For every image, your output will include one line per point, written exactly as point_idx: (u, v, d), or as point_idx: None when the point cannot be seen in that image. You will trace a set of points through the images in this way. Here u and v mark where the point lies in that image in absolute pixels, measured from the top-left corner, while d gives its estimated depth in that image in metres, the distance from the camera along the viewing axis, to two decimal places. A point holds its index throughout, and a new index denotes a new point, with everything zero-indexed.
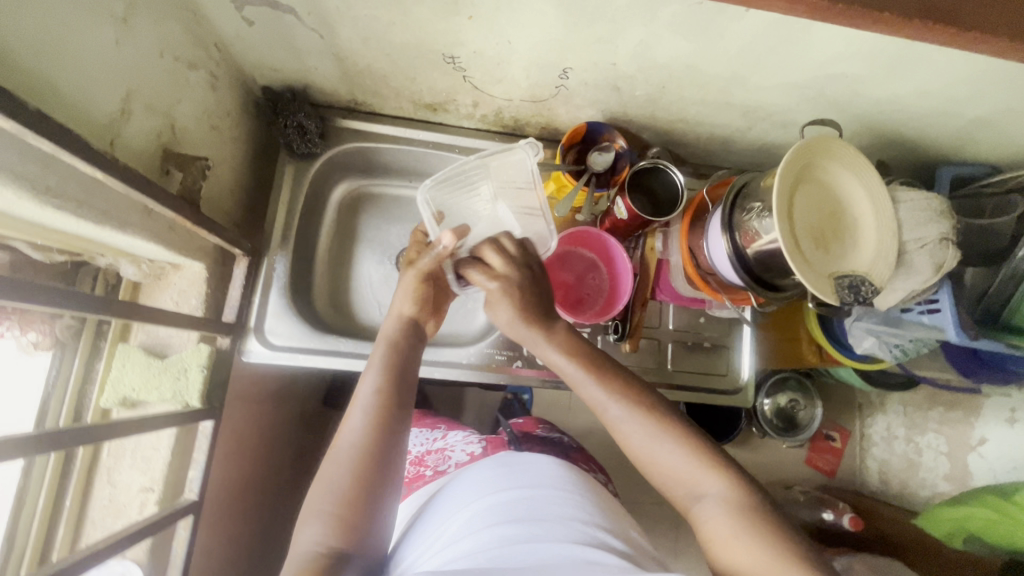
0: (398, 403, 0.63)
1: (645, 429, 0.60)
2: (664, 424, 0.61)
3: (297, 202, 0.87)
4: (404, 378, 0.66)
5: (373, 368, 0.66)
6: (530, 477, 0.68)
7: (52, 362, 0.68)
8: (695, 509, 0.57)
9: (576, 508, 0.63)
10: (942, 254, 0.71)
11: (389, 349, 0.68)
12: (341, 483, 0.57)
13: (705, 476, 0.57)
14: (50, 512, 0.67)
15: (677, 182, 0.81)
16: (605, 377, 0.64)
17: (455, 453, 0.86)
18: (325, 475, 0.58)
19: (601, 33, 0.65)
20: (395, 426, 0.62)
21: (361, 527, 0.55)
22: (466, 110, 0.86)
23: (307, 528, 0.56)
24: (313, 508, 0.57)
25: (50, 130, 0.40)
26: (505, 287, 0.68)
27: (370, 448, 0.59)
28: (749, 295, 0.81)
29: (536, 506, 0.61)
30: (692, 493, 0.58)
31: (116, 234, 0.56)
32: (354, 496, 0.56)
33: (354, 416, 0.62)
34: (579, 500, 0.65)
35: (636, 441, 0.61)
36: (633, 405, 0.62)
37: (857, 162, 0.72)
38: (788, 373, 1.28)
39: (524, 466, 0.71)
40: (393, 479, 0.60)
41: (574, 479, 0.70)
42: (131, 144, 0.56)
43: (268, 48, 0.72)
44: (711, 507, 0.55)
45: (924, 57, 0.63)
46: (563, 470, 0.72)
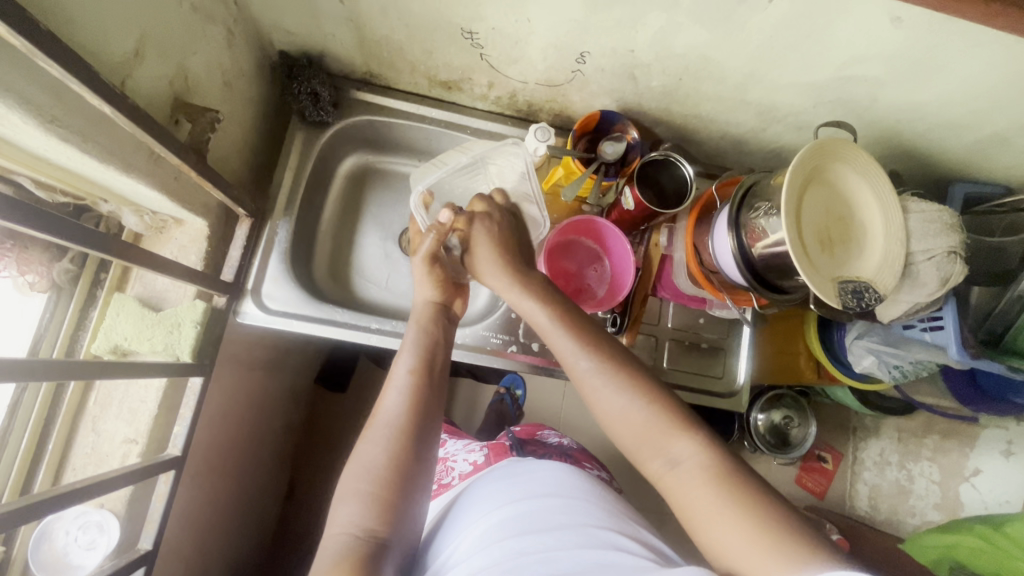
0: (427, 383, 0.68)
1: (611, 383, 0.63)
2: (637, 383, 0.62)
3: (305, 170, 0.87)
4: (431, 360, 0.70)
5: (406, 353, 0.70)
6: (536, 486, 0.68)
7: (46, 304, 0.68)
8: (669, 476, 0.58)
9: (588, 516, 0.63)
10: (950, 267, 0.70)
11: (415, 334, 0.71)
12: (376, 463, 0.61)
13: (679, 440, 0.59)
14: (32, 455, 0.67)
15: (686, 176, 0.80)
16: (576, 332, 0.66)
17: (458, 463, 0.85)
18: (361, 454, 0.63)
19: (621, 16, 0.65)
20: (426, 406, 0.66)
21: (394, 506, 0.59)
22: (481, 90, 0.86)
23: (343, 507, 0.60)
24: (349, 486, 0.61)
25: (61, 53, 0.40)
26: (484, 230, 0.77)
27: (404, 429, 0.64)
28: (751, 296, 0.80)
29: (544, 516, 0.62)
30: (665, 459, 0.59)
31: (120, 175, 0.56)
32: (388, 476, 0.60)
33: (389, 397, 0.66)
34: (588, 506, 0.65)
35: (608, 400, 0.62)
36: (600, 360, 0.64)
37: (869, 166, 0.71)
38: (784, 390, 1.26)
39: (530, 474, 0.71)
40: (426, 459, 0.64)
41: (584, 484, 0.70)
42: (142, 86, 0.56)
43: (288, 9, 0.72)
44: (686, 472, 0.57)
45: (945, 64, 0.63)
46: (570, 475, 0.71)
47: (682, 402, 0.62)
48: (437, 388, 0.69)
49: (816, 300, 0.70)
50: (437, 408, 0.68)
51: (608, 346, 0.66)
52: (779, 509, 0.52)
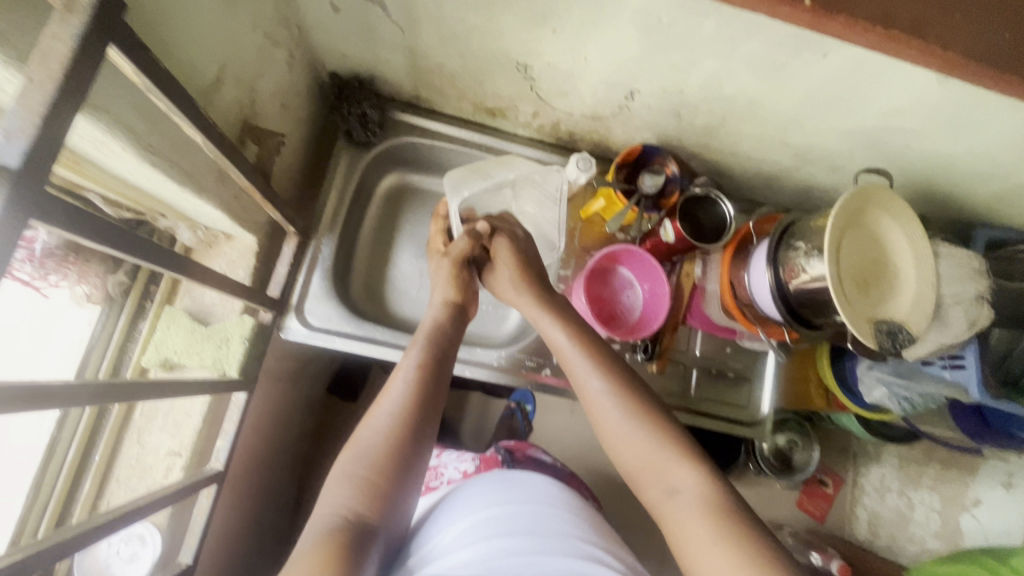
0: (435, 380, 0.69)
1: (626, 413, 0.64)
2: (648, 413, 0.64)
3: (348, 188, 0.89)
4: (443, 361, 0.71)
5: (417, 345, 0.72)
6: (527, 493, 0.70)
7: (98, 316, 0.69)
8: (667, 504, 0.58)
9: (571, 527, 0.66)
10: (977, 312, 0.73)
11: (431, 333, 0.73)
12: (375, 448, 0.61)
13: (680, 470, 0.60)
14: (78, 464, 0.68)
15: (726, 214, 0.84)
16: (599, 359, 0.68)
17: (448, 471, 0.85)
18: (361, 439, 0.63)
19: (678, 61, 0.67)
20: (430, 400, 0.67)
21: (386, 494, 0.59)
22: (524, 118, 0.88)
23: (335, 488, 0.59)
24: (344, 470, 0.61)
25: (171, 89, 0.41)
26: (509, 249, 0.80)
27: (405, 418, 0.64)
28: (784, 330, 0.82)
29: (531, 520, 0.65)
30: (665, 488, 0.59)
31: (192, 197, 0.57)
32: (384, 462, 0.60)
33: (395, 386, 0.67)
34: (572, 518, 0.68)
35: (615, 422, 0.64)
36: (615, 385, 0.66)
37: (904, 212, 0.74)
38: (789, 415, 1.25)
39: (522, 480, 0.73)
40: (423, 451, 0.64)
41: (569, 498, 0.73)
42: (219, 111, 0.58)
43: (347, 35, 0.74)
44: (683, 500, 0.57)
45: (985, 120, 0.65)
46: (558, 488, 0.74)
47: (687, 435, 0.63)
48: (443, 388, 0.70)
49: (853, 338, 0.72)
50: (438, 405, 0.68)
51: (626, 377, 0.67)
52: (762, 536, 0.52)
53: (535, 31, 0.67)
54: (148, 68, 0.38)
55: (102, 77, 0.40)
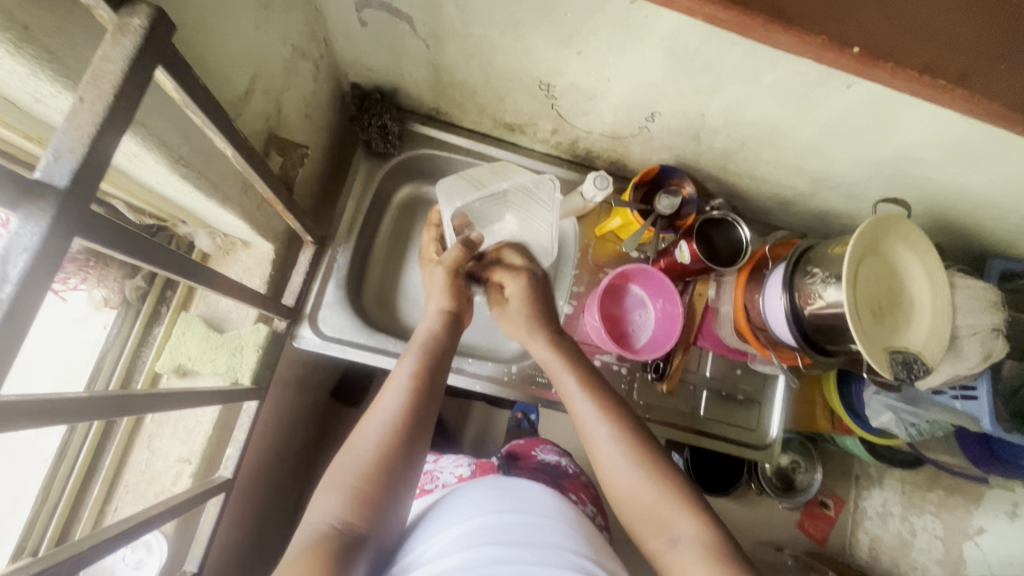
0: (429, 394, 0.68)
1: (629, 459, 0.63)
2: (650, 458, 0.63)
3: (365, 199, 0.89)
4: (437, 376, 0.70)
5: (410, 360, 0.71)
6: (520, 502, 0.63)
7: (115, 319, 0.69)
8: (669, 555, 0.57)
9: (566, 541, 0.58)
10: (993, 344, 0.73)
11: (428, 346, 0.73)
12: (366, 459, 0.60)
13: (682, 519, 0.59)
14: (87, 467, 0.68)
15: (743, 238, 0.83)
16: (601, 400, 0.68)
17: (444, 474, 0.82)
18: (353, 450, 0.62)
19: (702, 86, 0.67)
20: (423, 414, 0.66)
21: (376, 506, 0.58)
22: (543, 134, 0.89)
23: (324, 498, 0.59)
24: (335, 480, 0.60)
25: (208, 105, 0.42)
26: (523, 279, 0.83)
27: (398, 432, 0.63)
28: (797, 355, 0.82)
29: (524, 532, 0.58)
30: (666, 536, 0.58)
31: (217, 207, 0.57)
32: (375, 474, 0.59)
33: (387, 397, 0.67)
34: (569, 531, 0.61)
35: (619, 468, 0.63)
36: (620, 429, 0.65)
37: (922, 242, 0.74)
38: (791, 434, 1.26)
39: (518, 488, 0.66)
40: (415, 465, 0.63)
41: (567, 509, 0.65)
42: (248, 123, 0.58)
43: (372, 49, 0.75)
44: (684, 553, 0.56)
45: (1007, 155, 0.65)
46: (555, 497, 0.66)
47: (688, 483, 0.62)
48: (436, 402, 0.69)
49: (867, 367, 0.72)
50: (430, 419, 0.67)
51: (627, 419, 0.67)
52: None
53: (561, 51, 0.67)
54: (189, 85, 0.38)
55: None
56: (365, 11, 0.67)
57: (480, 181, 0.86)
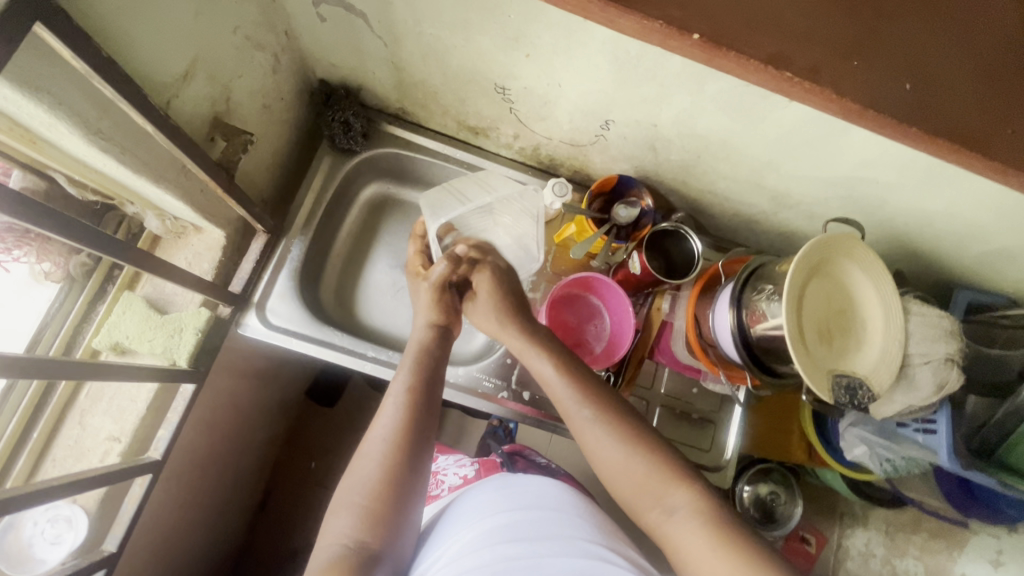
0: (426, 406, 0.67)
1: (612, 437, 0.63)
2: (632, 433, 0.63)
3: (326, 193, 0.90)
4: (433, 382, 0.70)
5: (402, 371, 0.70)
6: (531, 497, 0.66)
7: (57, 294, 0.70)
8: (666, 526, 0.57)
9: (582, 529, 0.61)
10: (946, 374, 0.70)
11: (420, 356, 0.72)
12: (371, 477, 0.60)
13: (676, 491, 0.58)
14: (14, 443, 0.67)
15: (694, 250, 0.82)
16: (575, 382, 0.67)
17: (449, 477, 0.83)
18: (357, 468, 0.62)
19: (648, 94, 0.67)
20: (422, 425, 0.66)
21: (388, 521, 0.58)
22: (506, 139, 0.89)
23: (337, 518, 0.59)
24: (346, 500, 0.60)
25: (115, 77, 0.43)
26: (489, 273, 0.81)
27: (401, 446, 0.62)
28: (746, 375, 0.80)
29: (538, 526, 0.61)
30: (661, 508, 0.58)
31: (149, 185, 0.58)
32: (382, 490, 0.59)
33: (386, 412, 0.66)
34: (582, 519, 0.63)
35: (605, 446, 0.63)
36: (599, 411, 0.65)
37: (877, 267, 0.72)
38: (772, 464, 1.16)
39: (525, 485, 0.69)
40: (422, 480, 0.63)
41: (575, 499, 0.68)
42: (186, 106, 0.59)
43: (333, 45, 0.76)
44: (682, 521, 0.56)
45: (956, 179, 0.64)
46: (564, 489, 0.69)
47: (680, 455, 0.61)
48: (435, 408, 0.69)
49: (809, 390, 0.71)
50: (432, 428, 0.67)
51: (605, 398, 0.66)
52: (764, 555, 0.51)
53: (510, 54, 0.67)
54: (86, 54, 0.39)
55: (48, 61, 0.41)
56: (320, 7, 0.68)
57: (465, 194, 0.88)
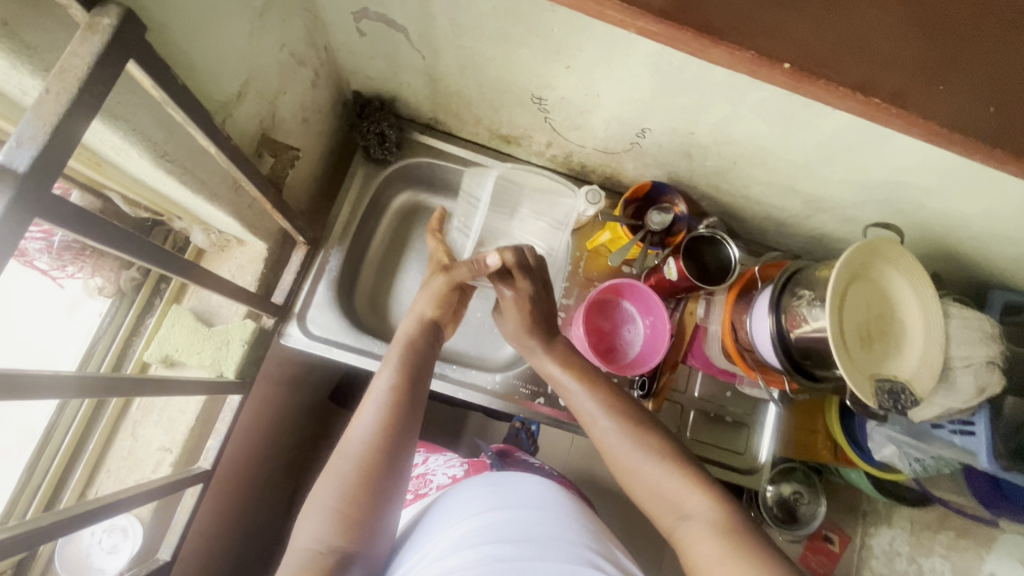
0: (409, 404, 0.68)
1: (630, 440, 0.64)
2: (645, 438, 0.64)
3: (360, 203, 0.91)
4: (418, 379, 0.70)
5: (387, 367, 0.71)
6: (521, 498, 0.66)
7: (108, 308, 0.72)
8: (681, 530, 0.57)
9: (566, 532, 0.62)
10: (988, 378, 0.70)
11: (406, 353, 0.72)
12: (346, 479, 0.60)
13: (691, 497, 0.58)
14: (72, 451, 0.70)
15: (732, 256, 0.83)
16: (590, 390, 0.69)
17: (437, 477, 0.81)
18: (332, 470, 0.62)
19: (688, 104, 0.67)
20: (403, 424, 0.66)
21: (360, 524, 0.58)
22: (538, 147, 0.90)
23: (308, 519, 0.59)
24: (318, 501, 0.60)
25: (187, 103, 0.44)
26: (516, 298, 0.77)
27: (379, 449, 0.63)
28: (783, 379, 0.81)
29: (524, 526, 0.60)
30: (677, 514, 0.58)
31: (204, 203, 0.59)
32: (356, 492, 0.60)
33: (366, 412, 0.66)
34: (567, 522, 0.64)
35: (625, 455, 0.63)
36: (620, 420, 0.66)
37: (915, 270, 0.72)
38: (795, 463, 1.17)
39: (514, 484, 0.68)
40: (398, 481, 0.63)
41: (560, 499, 0.68)
42: (238, 124, 0.61)
43: (371, 58, 0.77)
44: (698, 528, 0.56)
45: (999, 184, 0.64)
46: (551, 490, 0.69)
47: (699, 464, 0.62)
48: (418, 409, 0.69)
49: (852, 394, 0.71)
50: (414, 429, 0.67)
51: (623, 404, 0.68)
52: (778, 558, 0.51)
53: (550, 66, 0.68)
54: (164, 82, 0.40)
55: (124, 90, 0.42)
56: (361, 23, 0.69)
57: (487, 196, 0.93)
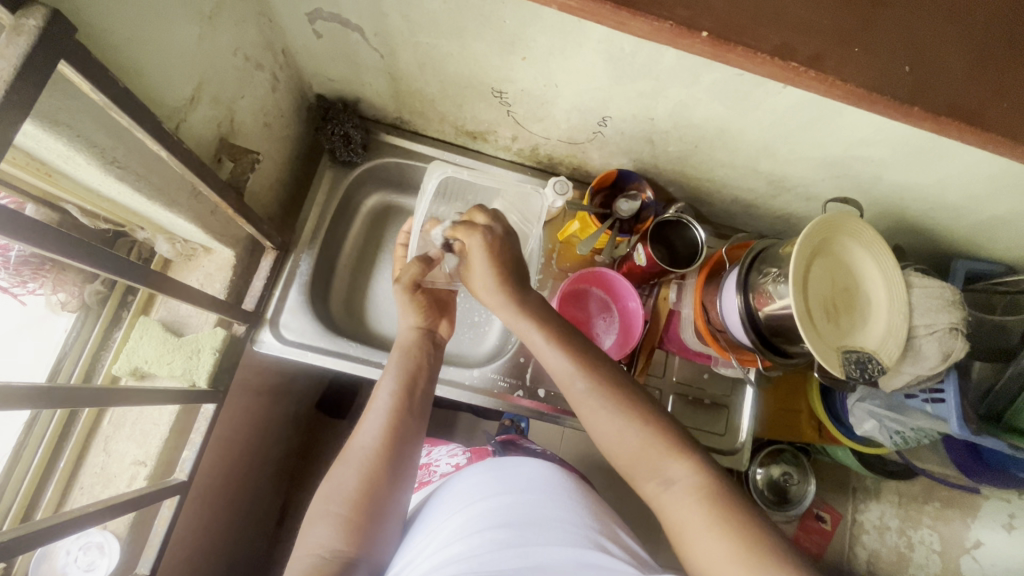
0: (411, 412, 0.67)
1: (605, 406, 0.62)
2: (621, 400, 0.62)
3: (329, 206, 0.91)
4: (417, 386, 0.70)
5: (389, 376, 0.70)
6: (524, 482, 0.66)
7: (74, 322, 0.71)
8: (663, 496, 0.57)
9: (570, 513, 0.62)
10: (951, 343, 0.71)
11: (404, 360, 0.71)
12: (352, 488, 0.60)
13: (672, 461, 0.58)
14: (43, 470, 0.68)
15: (698, 238, 0.84)
16: (568, 353, 0.65)
17: (440, 466, 0.81)
18: (337, 478, 0.62)
19: (644, 88, 0.68)
20: (406, 434, 0.66)
21: (367, 528, 0.58)
22: (505, 141, 0.91)
23: (314, 528, 0.58)
24: (321, 509, 0.60)
25: (132, 107, 0.44)
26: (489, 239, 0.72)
27: (384, 457, 0.62)
28: (757, 357, 0.82)
29: (527, 510, 0.60)
30: (659, 479, 0.58)
31: (163, 210, 0.59)
32: (363, 500, 0.59)
33: (370, 419, 0.66)
34: (571, 503, 0.64)
35: (605, 424, 0.61)
36: (600, 385, 0.63)
37: (877, 243, 0.73)
38: (782, 444, 1.17)
39: (517, 468, 0.69)
40: (403, 485, 0.63)
41: (566, 483, 0.68)
42: (192, 129, 0.61)
43: (330, 59, 0.77)
44: (678, 496, 0.56)
45: (947, 155, 0.66)
46: (554, 472, 0.69)
47: (679, 426, 0.61)
48: (422, 413, 0.69)
49: (820, 366, 0.72)
50: (418, 431, 0.67)
51: (602, 366, 0.65)
52: (760, 529, 0.52)
53: (506, 58, 0.69)
54: (102, 84, 0.40)
55: (65, 95, 0.42)
56: (316, 24, 0.69)
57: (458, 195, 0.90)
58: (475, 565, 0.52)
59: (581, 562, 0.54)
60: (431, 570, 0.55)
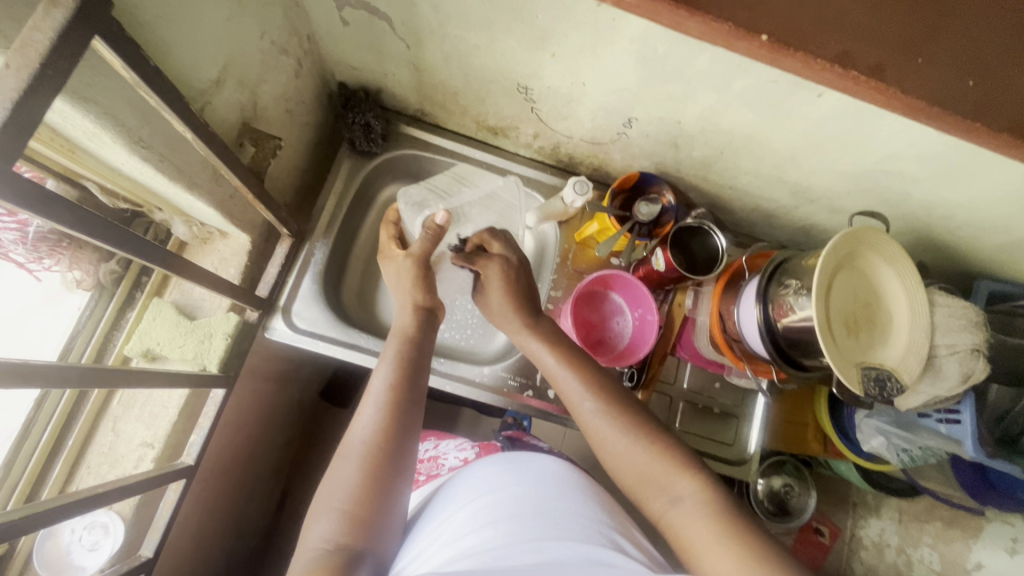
0: (410, 399, 0.66)
1: (617, 428, 0.62)
2: (629, 418, 0.62)
3: (345, 196, 0.90)
4: (417, 373, 0.68)
5: (386, 364, 0.69)
6: (533, 475, 0.65)
7: (87, 301, 0.71)
8: (670, 514, 0.56)
9: (582, 508, 0.61)
10: (973, 364, 0.69)
11: (404, 346, 0.70)
12: (353, 482, 0.59)
13: (679, 479, 0.57)
14: (51, 447, 0.68)
15: (718, 245, 0.83)
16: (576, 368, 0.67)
17: (448, 460, 0.81)
18: (337, 472, 0.60)
19: (673, 91, 0.67)
20: (406, 422, 0.64)
21: (371, 523, 0.57)
22: (526, 139, 0.90)
23: (316, 523, 0.57)
24: (324, 504, 0.58)
25: (161, 86, 0.43)
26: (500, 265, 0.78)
27: (382, 449, 0.61)
28: (771, 368, 0.81)
29: (537, 504, 0.60)
30: (665, 496, 0.57)
31: (185, 193, 0.59)
32: (364, 495, 0.58)
33: (366, 411, 0.64)
34: (584, 499, 0.63)
35: (610, 443, 0.62)
36: (601, 402, 0.64)
37: (902, 260, 0.72)
38: (784, 456, 1.16)
39: (528, 462, 0.68)
40: (404, 477, 0.62)
41: (578, 479, 0.68)
42: (216, 112, 0.60)
43: (354, 47, 0.76)
44: (687, 511, 0.54)
45: (981, 172, 0.64)
46: (563, 467, 0.69)
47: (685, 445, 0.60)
48: (420, 404, 0.68)
49: (838, 381, 0.71)
50: (416, 421, 0.66)
51: (608, 386, 0.66)
52: (771, 545, 0.50)
53: (535, 54, 0.67)
54: (134, 63, 0.39)
55: (94, 71, 0.42)
56: (344, 11, 0.68)
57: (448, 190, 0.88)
58: (486, 559, 0.52)
59: (594, 559, 0.54)
60: (443, 563, 0.54)
